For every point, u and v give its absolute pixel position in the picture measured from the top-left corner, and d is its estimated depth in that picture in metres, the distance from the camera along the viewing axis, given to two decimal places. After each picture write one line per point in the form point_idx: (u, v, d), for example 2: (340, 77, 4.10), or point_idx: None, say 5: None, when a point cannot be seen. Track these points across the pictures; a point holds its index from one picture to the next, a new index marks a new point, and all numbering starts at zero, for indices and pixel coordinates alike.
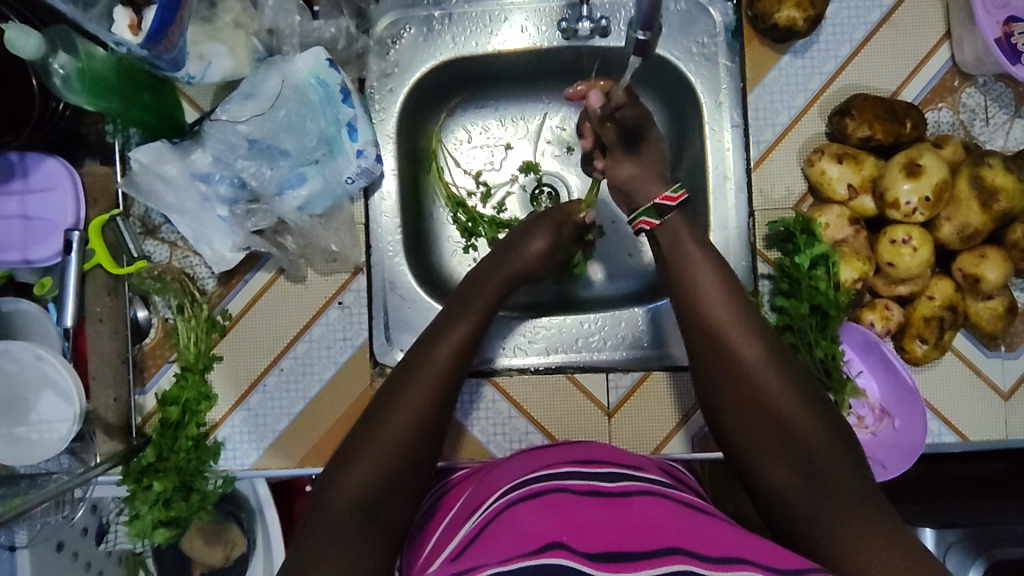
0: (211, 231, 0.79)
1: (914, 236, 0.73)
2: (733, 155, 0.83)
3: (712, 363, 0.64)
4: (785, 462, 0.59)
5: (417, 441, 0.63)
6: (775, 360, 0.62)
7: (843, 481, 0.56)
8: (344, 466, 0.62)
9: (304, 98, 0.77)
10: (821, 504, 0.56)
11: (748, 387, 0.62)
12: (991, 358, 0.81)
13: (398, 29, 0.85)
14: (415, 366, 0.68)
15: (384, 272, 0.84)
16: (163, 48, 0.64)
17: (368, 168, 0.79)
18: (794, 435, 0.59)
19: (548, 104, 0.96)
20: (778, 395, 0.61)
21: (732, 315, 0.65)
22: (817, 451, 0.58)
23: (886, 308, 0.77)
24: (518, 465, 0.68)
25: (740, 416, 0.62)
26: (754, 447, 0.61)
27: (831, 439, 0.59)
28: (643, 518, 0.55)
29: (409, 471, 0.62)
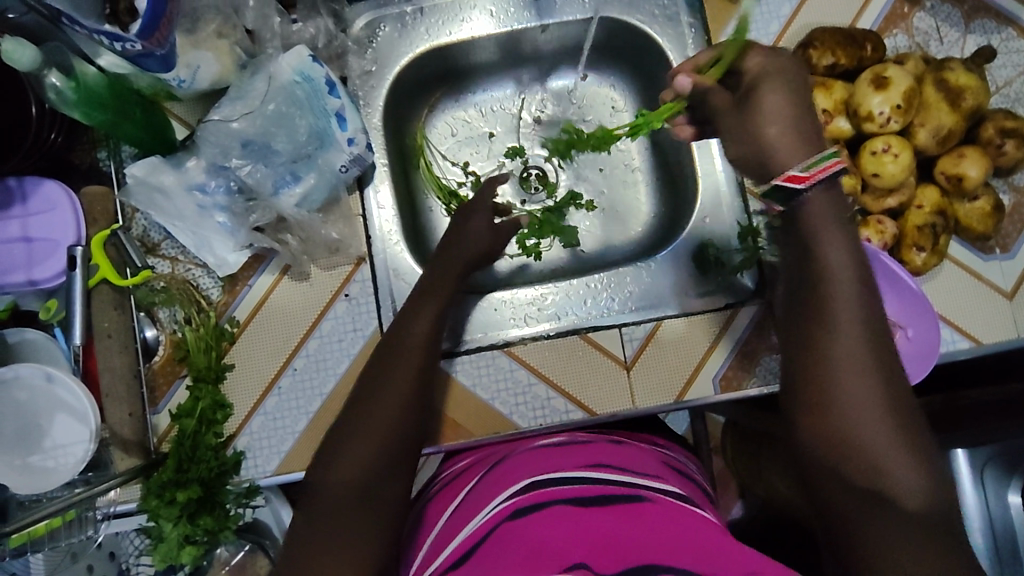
0: (211, 236, 0.80)
1: (893, 144, 0.77)
2: None
3: (801, 354, 0.52)
4: (852, 495, 0.48)
5: (409, 428, 0.60)
6: (871, 366, 0.49)
7: (915, 512, 0.46)
8: (337, 450, 0.57)
9: (291, 96, 0.79)
10: (884, 540, 0.46)
11: (822, 395, 0.50)
12: (988, 262, 0.83)
13: (374, 28, 0.90)
14: (397, 358, 0.64)
15: (386, 261, 0.85)
16: (156, 41, 0.67)
17: (359, 155, 0.82)
18: (874, 475, 0.47)
19: (526, 89, 1.03)
20: (858, 412, 0.49)
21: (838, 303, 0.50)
22: (885, 488, 0.47)
23: (880, 223, 0.80)
24: (532, 466, 0.66)
25: (813, 436, 0.51)
26: (826, 472, 0.50)
27: (908, 469, 0.47)
28: (662, 529, 0.52)
29: (404, 459, 0.58)
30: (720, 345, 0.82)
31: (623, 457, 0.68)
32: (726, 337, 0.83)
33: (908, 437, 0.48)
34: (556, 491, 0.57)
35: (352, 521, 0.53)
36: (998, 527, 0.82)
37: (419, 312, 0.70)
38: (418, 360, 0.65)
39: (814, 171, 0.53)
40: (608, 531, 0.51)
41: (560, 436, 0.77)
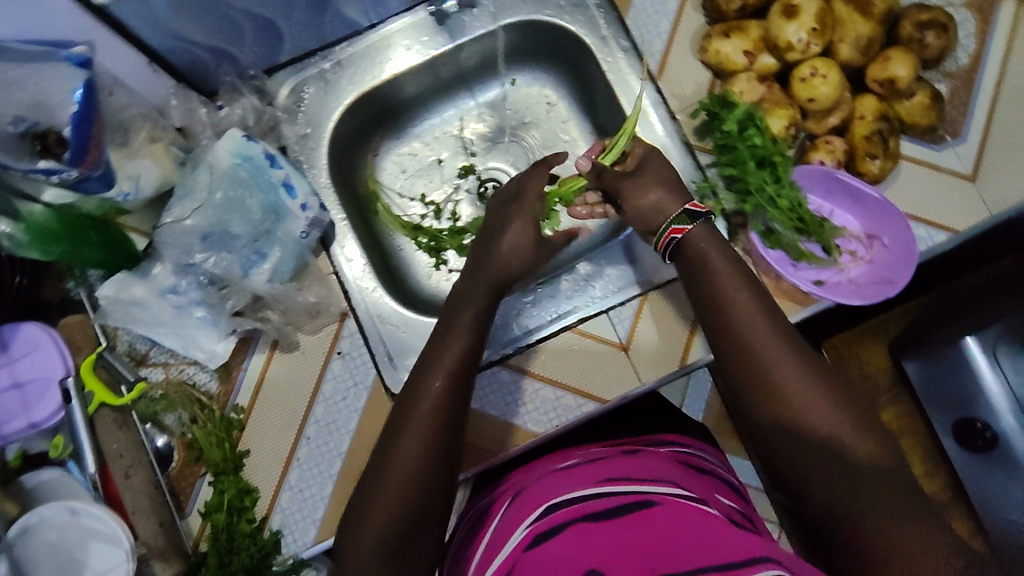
0: (195, 333, 0.81)
1: (819, 66, 0.79)
2: (635, 76, 0.90)
3: (726, 360, 0.63)
4: (829, 480, 0.56)
5: (429, 478, 0.62)
6: (799, 370, 0.60)
7: (875, 466, 0.56)
8: (360, 511, 0.61)
9: (235, 178, 0.81)
10: (861, 501, 0.55)
11: (778, 403, 0.60)
12: (943, 151, 0.87)
13: (299, 92, 0.91)
14: (411, 410, 0.63)
15: (370, 309, 0.86)
16: (90, 164, 0.71)
17: (316, 218, 0.82)
18: (844, 462, 0.56)
19: (462, 108, 1.07)
20: (791, 381, 0.60)
21: (758, 328, 0.62)
22: (850, 463, 0.56)
23: (828, 143, 0.82)
24: (557, 484, 0.72)
25: (783, 438, 0.59)
26: (802, 464, 0.58)
27: (859, 433, 0.58)
28: (674, 531, 0.58)
29: (430, 508, 0.62)
30: None
31: (635, 466, 0.73)
32: None
33: (860, 423, 0.58)
34: (577, 511, 0.64)
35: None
36: None
37: (432, 353, 0.67)
38: (432, 409, 0.63)
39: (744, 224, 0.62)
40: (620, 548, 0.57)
41: (577, 455, 0.81)
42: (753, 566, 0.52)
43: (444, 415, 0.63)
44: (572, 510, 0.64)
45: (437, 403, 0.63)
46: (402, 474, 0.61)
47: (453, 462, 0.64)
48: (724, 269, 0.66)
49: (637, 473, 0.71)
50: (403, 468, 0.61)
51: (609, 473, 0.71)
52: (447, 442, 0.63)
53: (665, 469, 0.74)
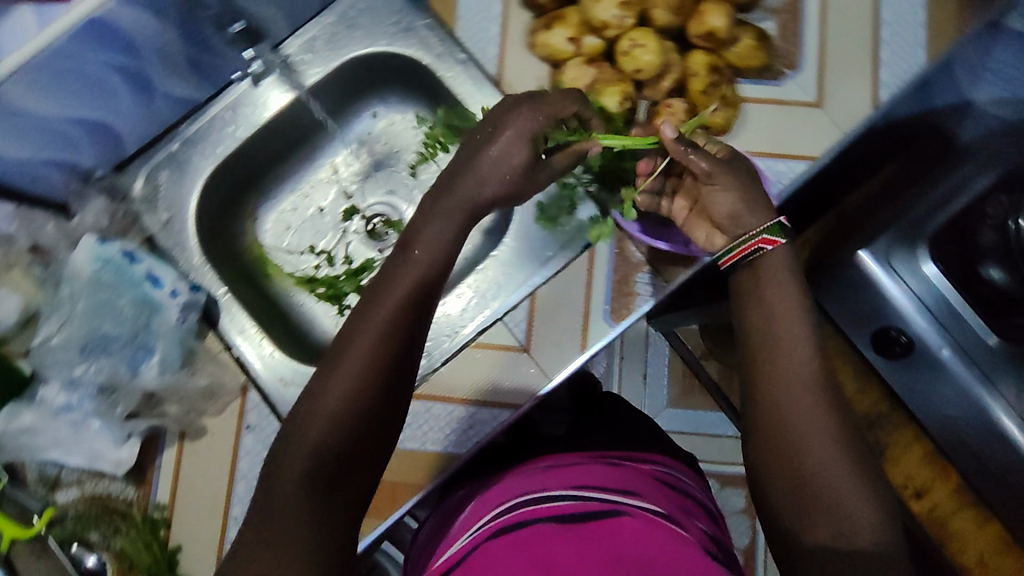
0: (95, 445, 0.80)
1: (638, 36, 0.80)
2: (477, 84, 0.90)
3: (747, 382, 0.62)
4: (823, 529, 0.55)
5: (370, 399, 0.56)
6: (828, 412, 0.58)
7: (861, 519, 0.54)
8: (291, 433, 0.55)
9: (97, 283, 0.80)
10: (830, 544, 0.54)
11: (778, 433, 0.58)
12: (786, 86, 0.88)
13: (153, 179, 0.90)
14: (355, 342, 0.56)
15: (267, 377, 0.84)
16: None
17: (188, 300, 0.81)
18: (843, 516, 0.54)
19: (332, 151, 1.06)
20: (801, 416, 0.58)
21: (795, 357, 0.60)
22: (834, 505, 0.55)
23: (668, 106, 0.84)
24: (518, 485, 0.76)
25: (779, 476, 0.58)
26: (799, 504, 0.56)
27: (855, 484, 0.55)
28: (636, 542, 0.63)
29: (366, 440, 0.56)
30: (592, 289, 0.87)
31: (613, 479, 0.76)
32: (594, 279, 0.87)
33: (873, 485, 0.56)
34: (538, 511, 0.67)
35: (321, 502, 0.54)
36: (930, 298, 1.00)
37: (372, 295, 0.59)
38: (378, 343, 0.56)
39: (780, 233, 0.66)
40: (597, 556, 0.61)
41: (552, 457, 0.84)
42: None
43: (392, 352, 0.56)
44: (532, 510, 0.68)
45: (385, 337, 0.56)
46: (337, 399, 0.55)
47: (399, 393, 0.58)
48: (779, 268, 0.65)
49: (617, 486, 0.74)
50: (341, 396, 0.55)
51: (584, 479, 0.75)
52: (392, 373, 0.57)
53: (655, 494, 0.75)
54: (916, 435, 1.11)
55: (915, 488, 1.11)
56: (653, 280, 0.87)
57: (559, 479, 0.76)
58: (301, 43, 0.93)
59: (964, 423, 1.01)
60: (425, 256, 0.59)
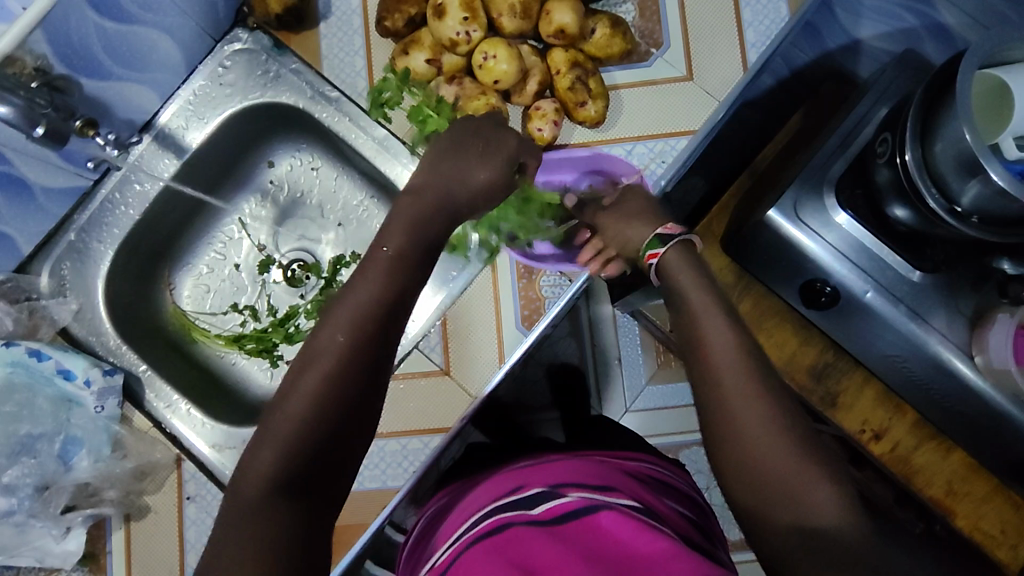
0: (44, 542, 0.82)
1: (488, 48, 0.81)
2: (353, 119, 0.92)
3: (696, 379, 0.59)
4: (786, 526, 0.53)
5: (342, 404, 0.53)
6: (771, 405, 0.56)
7: (824, 504, 0.53)
8: (257, 443, 0.52)
9: (12, 388, 0.82)
10: (803, 536, 0.52)
11: (731, 428, 0.56)
12: (654, 65, 0.88)
13: (59, 272, 0.92)
14: (317, 355, 0.54)
15: (201, 446, 0.86)
16: None
17: (105, 385, 0.83)
18: (802, 507, 0.53)
19: (238, 203, 1.07)
20: (751, 411, 0.56)
21: (720, 357, 0.59)
22: (798, 495, 0.53)
23: (539, 109, 0.84)
24: (485, 494, 0.73)
25: (737, 469, 0.56)
26: (758, 499, 0.54)
27: (813, 471, 0.54)
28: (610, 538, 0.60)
29: (344, 450, 0.54)
30: (502, 300, 0.88)
31: (591, 473, 0.74)
32: (501, 290, 0.88)
33: (832, 475, 0.54)
34: (515, 516, 0.65)
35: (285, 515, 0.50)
36: (843, 248, 0.96)
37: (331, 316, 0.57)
38: (348, 354, 0.54)
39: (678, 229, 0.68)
40: (580, 555, 0.59)
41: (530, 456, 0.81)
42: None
43: (367, 360, 0.54)
44: (508, 514, 0.66)
45: (354, 345, 0.54)
46: (302, 405, 0.52)
47: (372, 399, 0.55)
48: (678, 270, 0.65)
49: (593, 480, 0.72)
50: (310, 405, 0.52)
51: (558, 477, 0.72)
52: (370, 379, 0.55)
53: (627, 487, 0.73)
54: (866, 377, 1.06)
55: (874, 431, 1.05)
56: (557, 281, 0.88)
57: (553, 470, 0.74)
58: (176, 110, 0.94)
59: (913, 363, 0.97)
60: (390, 266, 0.59)
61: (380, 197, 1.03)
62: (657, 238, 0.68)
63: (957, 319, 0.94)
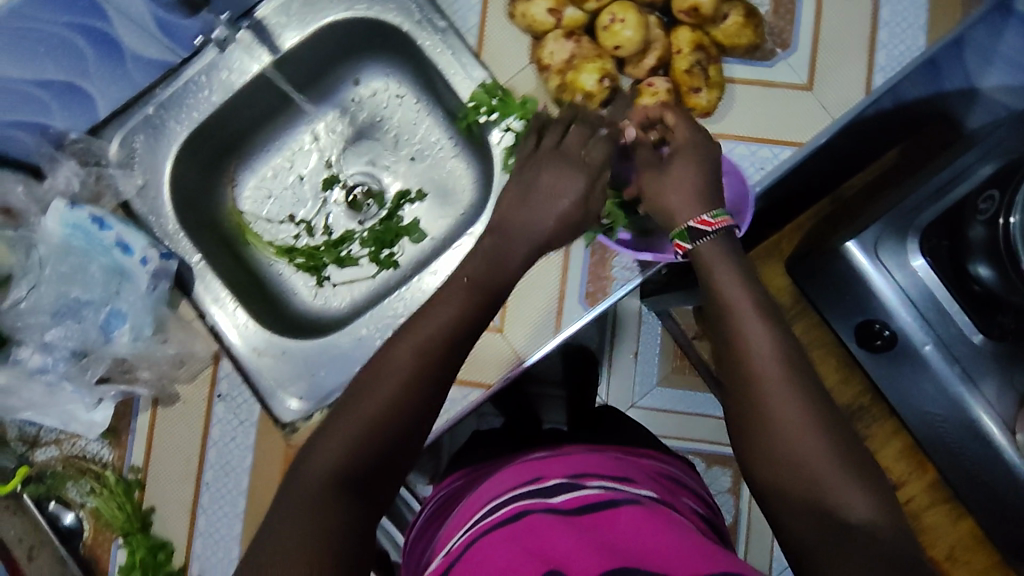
0: (70, 407, 0.82)
1: (618, 11, 0.77)
2: (454, 52, 0.87)
3: (730, 385, 0.58)
4: (821, 532, 0.51)
5: (406, 406, 0.57)
6: (804, 404, 0.55)
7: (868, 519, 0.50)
8: (320, 434, 0.57)
9: (70, 250, 0.81)
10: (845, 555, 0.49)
11: (771, 435, 0.54)
12: (776, 66, 0.83)
13: (129, 144, 0.89)
14: (387, 366, 0.58)
15: (240, 348, 0.84)
16: None
17: (159, 268, 0.82)
18: (841, 519, 0.51)
19: (315, 116, 1.05)
20: (795, 416, 0.54)
21: (768, 357, 0.56)
22: (838, 509, 0.51)
23: (650, 85, 0.80)
24: (507, 479, 0.74)
25: (779, 476, 0.54)
26: (779, 493, 0.54)
27: (860, 486, 0.52)
28: (628, 530, 0.60)
29: (403, 445, 0.58)
30: (569, 271, 0.86)
31: (606, 467, 0.75)
32: (571, 261, 0.86)
33: (863, 474, 0.53)
34: (533, 504, 0.66)
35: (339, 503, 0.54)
36: (915, 294, 0.94)
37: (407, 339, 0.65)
38: (414, 373, 0.58)
39: (716, 219, 0.65)
40: (595, 542, 0.59)
41: (547, 449, 0.84)
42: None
43: (426, 378, 0.58)
44: (526, 502, 0.66)
45: (421, 356, 0.59)
46: (374, 401, 0.57)
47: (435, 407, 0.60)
48: (712, 259, 0.63)
49: (609, 473, 0.74)
50: (376, 403, 0.57)
51: (575, 469, 0.74)
52: (431, 399, 0.59)
53: (645, 481, 0.75)
54: (897, 427, 1.06)
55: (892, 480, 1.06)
56: (629, 265, 0.86)
57: (568, 465, 0.76)
58: (277, 6, 0.91)
59: (946, 426, 0.95)
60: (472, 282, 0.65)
61: (461, 141, 1.01)
62: (687, 232, 0.66)
63: (1010, 389, 0.92)
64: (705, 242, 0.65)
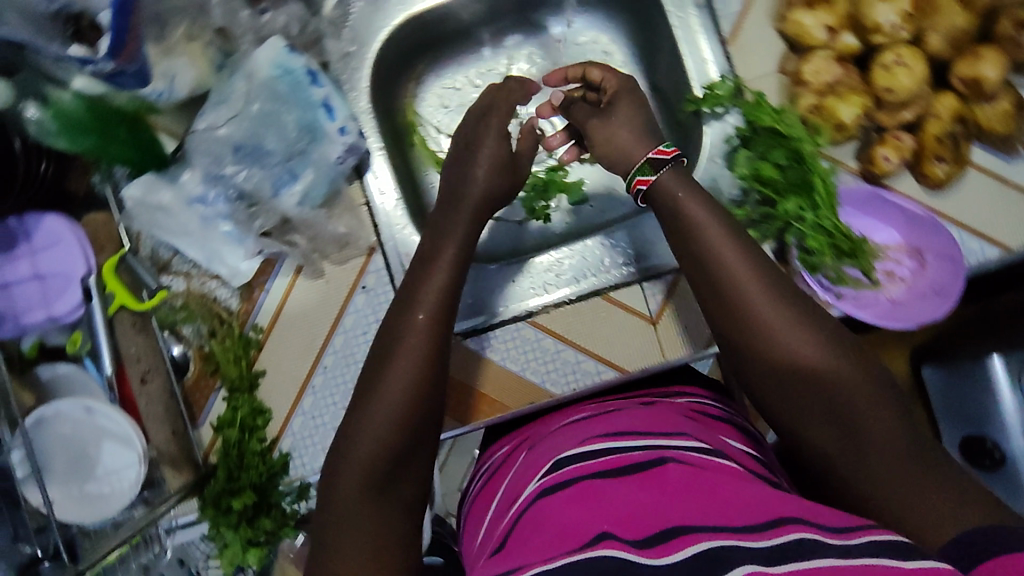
0: (220, 247, 0.79)
1: (904, 55, 0.73)
2: (705, 34, 0.82)
3: (717, 317, 0.60)
4: (835, 438, 0.55)
5: (422, 409, 0.59)
6: (795, 319, 0.57)
7: (878, 415, 0.54)
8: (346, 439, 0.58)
9: (273, 92, 0.77)
10: (872, 459, 0.53)
11: (769, 357, 0.57)
12: (1014, 163, 0.79)
13: (346, 6, 0.85)
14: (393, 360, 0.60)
15: (397, 247, 0.81)
16: (126, 59, 0.66)
17: (353, 144, 0.78)
18: (852, 420, 0.54)
19: (512, 43, 0.99)
20: (789, 337, 0.56)
21: (753, 290, 0.58)
22: (851, 411, 0.55)
23: (896, 138, 0.76)
24: (555, 447, 0.67)
25: (782, 396, 0.57)
26: (796, 415, 0.57)
27: (866, 384, 0.55)
28: (686, 486, 0.51)
29: (419, 446, 0.59)
30: None
31: (653, 421, 0.67)
32: None
33: (858, 365, 0.56)
34: (581, 468, 0.58)
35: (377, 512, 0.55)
36: None
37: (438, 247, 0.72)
38: (418, 359, 0.60)
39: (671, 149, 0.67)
40: (646, 500, 0.50)
41: (590, 409, 0.76)
42: (779, 527, 0.44)
43: (430, 391, 0.60)
44: (574, 470, 0.58)
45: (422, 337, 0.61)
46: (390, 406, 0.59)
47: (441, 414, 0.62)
48: (672, 190, 0.65)
49: (660, 429, 0.64)
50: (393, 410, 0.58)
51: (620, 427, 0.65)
52: (438, 376, 0.61)
53: (697, 424, 0.67)
54: None
55: None
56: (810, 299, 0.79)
57: (591, 426, 0.69)
58: None
59: None
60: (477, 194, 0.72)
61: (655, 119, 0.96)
62: (648, 165, 0.67)
63: None
64: (667, 170, 0.66)
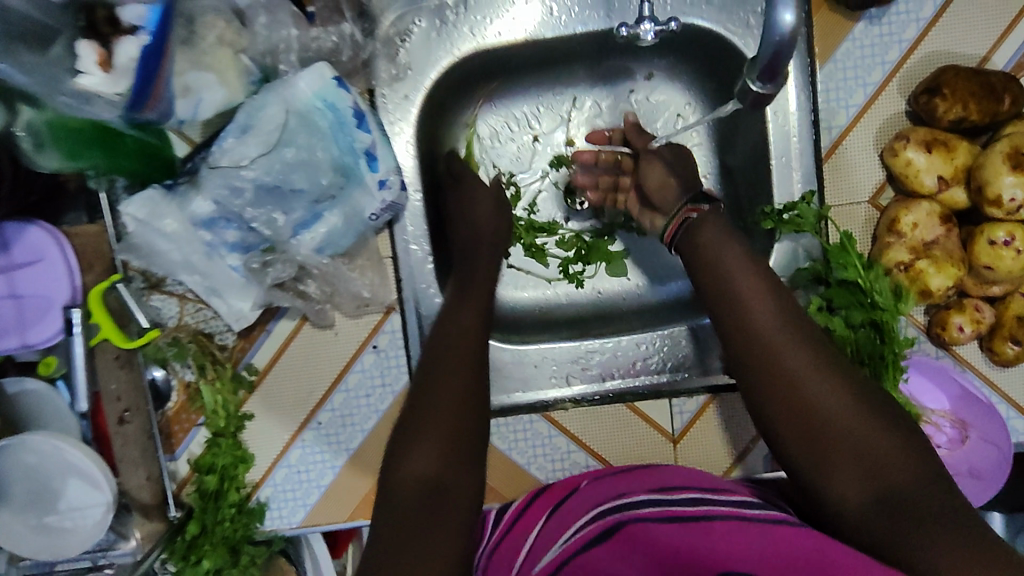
0: (223, 284, 0.70)
1: (1016, 236, 0.67)
2: (801, 143, 0.72)
3: (743, 363, 0.60)
4: (867, 497, 0.51)
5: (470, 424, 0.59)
6: (824, 371, 0.56)
7: (911, 476, 0.51)
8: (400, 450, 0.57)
9: (311, 125, 0.68)
10: (921, 527, 0.47)
11: (795, 403, 0.56)
12: None
13: (407, 24, 0.73)
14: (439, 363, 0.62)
15: (417, 307, 0.75)
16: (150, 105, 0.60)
17: (392, 201, 0.70)
18: (882, 478, 0.51)
19: (579, 86, 0.87)
20: (816, 389, 0.56)
21: (782, 338, 0.59)
22: (882, 463, 0.52)
23: (976, 310, 0.71)
24: (583, 497, 0.58)
25: (803, 446, 0.55)
26: (826, 473, 0.53)
27: (898, 446, 0.53)
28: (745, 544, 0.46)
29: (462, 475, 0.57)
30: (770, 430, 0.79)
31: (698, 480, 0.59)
32: None
33: (888, 424, 0.54)
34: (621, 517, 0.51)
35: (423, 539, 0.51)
36: None
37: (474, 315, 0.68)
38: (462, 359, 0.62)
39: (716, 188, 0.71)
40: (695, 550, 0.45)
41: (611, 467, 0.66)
42: None
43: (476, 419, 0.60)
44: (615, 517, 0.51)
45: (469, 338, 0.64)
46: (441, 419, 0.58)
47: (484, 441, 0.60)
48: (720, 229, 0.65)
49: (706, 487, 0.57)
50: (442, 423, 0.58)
51: (664, 482, 0.57)
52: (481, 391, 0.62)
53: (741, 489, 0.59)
54: None
55: None
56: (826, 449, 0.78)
57: (629, 479, 0.60)
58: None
59: None
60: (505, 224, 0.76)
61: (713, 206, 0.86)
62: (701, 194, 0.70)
63: None
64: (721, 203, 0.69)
